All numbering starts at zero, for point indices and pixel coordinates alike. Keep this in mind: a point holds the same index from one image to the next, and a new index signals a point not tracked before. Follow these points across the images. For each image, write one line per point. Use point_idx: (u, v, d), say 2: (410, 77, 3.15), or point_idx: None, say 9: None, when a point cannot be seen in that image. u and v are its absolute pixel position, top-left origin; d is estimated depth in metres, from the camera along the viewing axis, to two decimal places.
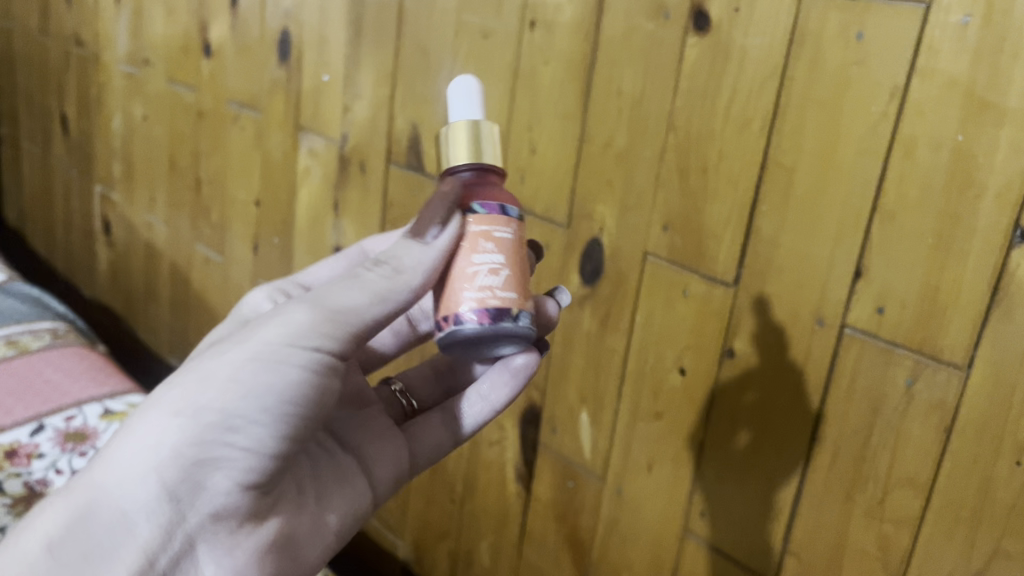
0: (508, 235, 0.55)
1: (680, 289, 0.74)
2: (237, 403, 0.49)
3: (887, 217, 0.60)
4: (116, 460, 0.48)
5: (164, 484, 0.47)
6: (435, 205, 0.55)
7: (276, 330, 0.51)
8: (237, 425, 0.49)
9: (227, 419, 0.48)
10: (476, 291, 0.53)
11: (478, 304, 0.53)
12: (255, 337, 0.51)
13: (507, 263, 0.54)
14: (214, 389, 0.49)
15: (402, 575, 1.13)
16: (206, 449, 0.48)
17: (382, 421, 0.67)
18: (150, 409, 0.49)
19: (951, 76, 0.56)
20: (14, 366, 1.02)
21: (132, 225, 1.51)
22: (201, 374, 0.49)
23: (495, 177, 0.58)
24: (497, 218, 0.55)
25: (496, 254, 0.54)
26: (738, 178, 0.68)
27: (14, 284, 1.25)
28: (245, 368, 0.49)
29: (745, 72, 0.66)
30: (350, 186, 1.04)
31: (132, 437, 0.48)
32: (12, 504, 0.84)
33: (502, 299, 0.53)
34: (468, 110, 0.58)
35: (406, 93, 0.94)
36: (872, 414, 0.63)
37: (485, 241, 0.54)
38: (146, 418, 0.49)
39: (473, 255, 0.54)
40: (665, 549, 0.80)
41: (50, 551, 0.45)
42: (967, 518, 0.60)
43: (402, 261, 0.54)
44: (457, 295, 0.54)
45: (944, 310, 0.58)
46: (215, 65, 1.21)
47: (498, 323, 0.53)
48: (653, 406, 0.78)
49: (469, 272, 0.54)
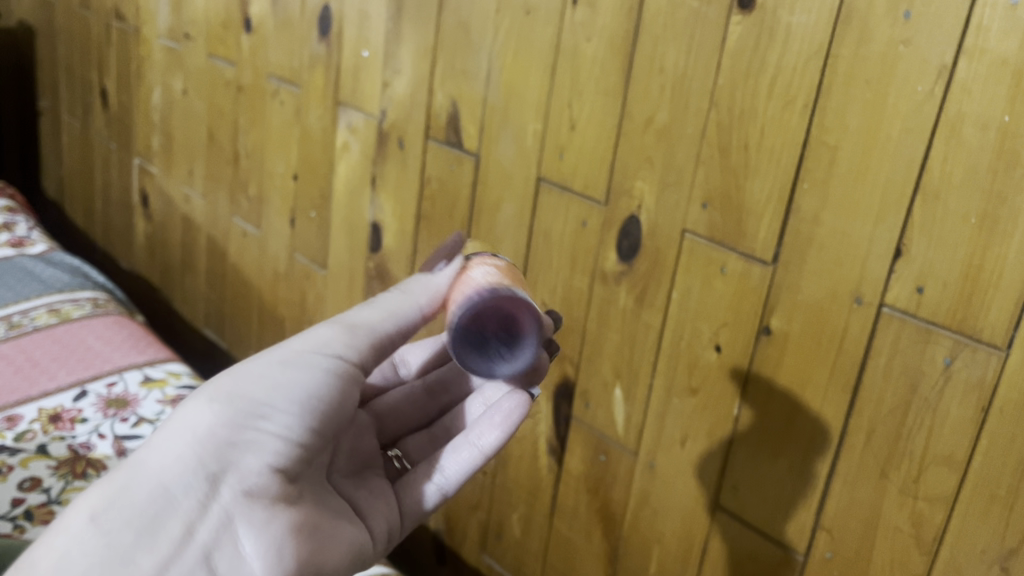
0: (499, 261, 0.63)
1: (718, 266, 0.74)
2: (268, 392, 0.55)
3: (930, 195, 0.60)
4: (155, 445, 0.53)
5: (200, 461, 0.52)
6: (439, 254, 0.65)
7: (298, 341, 0.59)
8: (267, 411, 0.55)
9: (259, 404, 0.55)
10: (471, 282, 0.59)
11: (478, 284, 0.58)
12: (282, 346, 0.59)
13: (498, 269, 0.61)
14: (245, 382, 0.56)
15: (432, 545, 1.15)
16: (238, 429, 0.54)
17: (382, 483, 0.65)
18: (188, 401, 0.56)
19: (1000, 56, 0.56)
20: (57, 333, 1.05)
21: (170, 199, 1.53)
22: (232, 374, 0.57)
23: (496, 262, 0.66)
24: (486, 258, 0.64)
25: (489, 266, 0.62)
26: (781, 155, 0.68)
27: (55, 253, 1.28)
28: (274, 365, 0.57)
29: (790, 50, 0.66)
30: (388, 162, 1.05)
31: (167, 428, 0.54)
32: (58, 466, 0.86)
33: (494, 279, 0.59)
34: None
35: (448, 70, 0.95)
36: (909, 391, 0.63)
37: (480, 265, 0.62)
38: (180, 412, 0.55)
39: (469, 271, 0.62)
40: (697, 524, 0.81)
41: (94, 521, 0.49)
42: (1004, 496, 0.60)
43: (410, 285, 0.63)
44: (460, 292, 0.59)
45: (986, 289, 0.59)
46: (256, 40, 1.22)
47: (495, 287, 0.58)
48: (688, 382, 0.79)
49: (466, 279, 0.60)
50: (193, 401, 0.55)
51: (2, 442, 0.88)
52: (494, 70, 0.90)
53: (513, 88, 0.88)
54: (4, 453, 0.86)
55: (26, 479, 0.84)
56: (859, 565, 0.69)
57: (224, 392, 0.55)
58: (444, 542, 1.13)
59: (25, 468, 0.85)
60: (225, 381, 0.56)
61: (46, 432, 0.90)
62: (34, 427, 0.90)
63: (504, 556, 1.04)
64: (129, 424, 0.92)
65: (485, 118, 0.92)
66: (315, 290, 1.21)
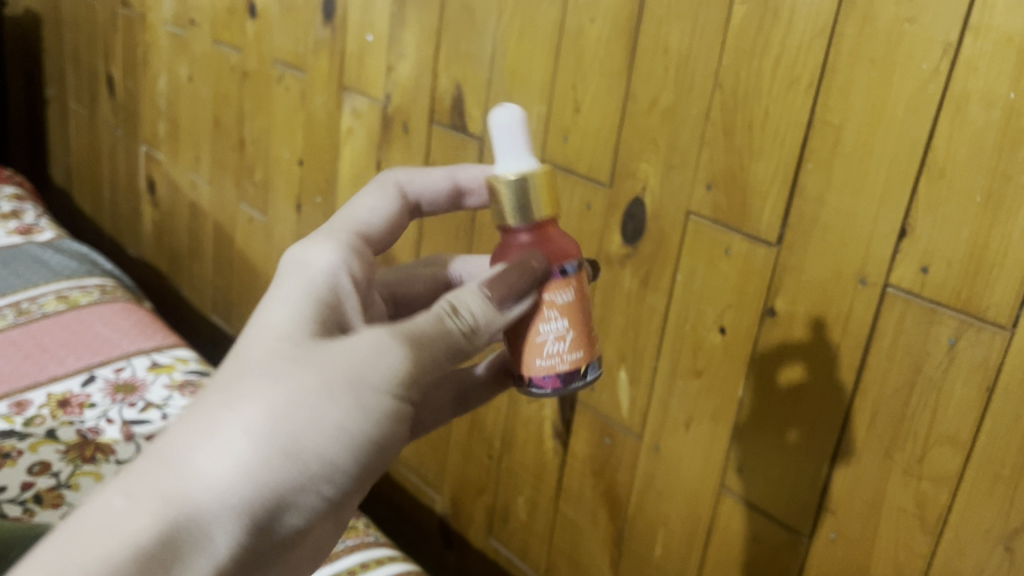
0: (569, 299, 0.54)
1: (722, 248, 0.74)
2: (340, 459, 0.45)
3: (935, 175, 0.60)
4: (193, 490, 0.43)
5: (237, 533, 0.43)
6: (520, 278, 0.51)
7: (384, 377, 0.46)
8: (332, 480, 0.45)
9: (326, 470, 0.44)
10: (546, 358, 0.54)
11: (550, 371, 0.54)
12: (368, 379, 0.46)
13: (571, 325, 0.54)
14: (322, 436, 0.44)
15: (439, 528, 1.16)
16: (296, 497, 0.44)
17: None
18: (242, 433, 0.43)
19: (1007, 34, 0.55)
20: (65, 320, 1.05)
21: (176, 185, 1.53)
22: (309, 411, 0.44)
23: (551, 225, 0.55)
24: (557, 282, 0.53)
25: (560, 320, 0.54)
26: (784, 136, 0.68)
27: (64, 241, 1.29)
28: (354, 415, 0.45)
29: (794, 29, 0.66)
30: (393, 147, 1.05)
31: (221, 461, 0.43)
32: (67, 450, 0.86)
33: (570, 363, 0.54)
34: (522, 158, 0.54)
35: (451, 53, 0.95)
36: (913, 371, 0.63)
37: (548, 309, 0.53)
38: (241, 444, 0.43)
39: (539, 320, 0.53)
40: (702, 505, 0.81)
41: None
42: (1008, 477, 0.60)
43: (482, 321, 0.50)
44: (531, 361, 0.54)
45: (991, 268, 0.58)
46: (261, 25, 1.22)
47: (569, 386, 0.54)
48: (693, 364, 0.79)
49: (538, 340, 0.54)
50: (258, 437, 0.43)
51: (12, 428, 0.88)
52: (499, 53, 0.90)
53: (518, 71, 0.88)
54: (14, 438, 0.87)
55: (36, 464, 0.84)
56: (862, 547, 0.69)
57: (297, 443, 0.44)
58: (451, 525, 1.14)
59: (34, 452, 0.85)
60: (300, 420, 0.44)
61: (55, 417, 0.90)
62: (43, 412, 0.91)
63: (510, 539, 1.05)
64: (137, 410, 0.93)
65: (489, 101, 0.92)
66: None
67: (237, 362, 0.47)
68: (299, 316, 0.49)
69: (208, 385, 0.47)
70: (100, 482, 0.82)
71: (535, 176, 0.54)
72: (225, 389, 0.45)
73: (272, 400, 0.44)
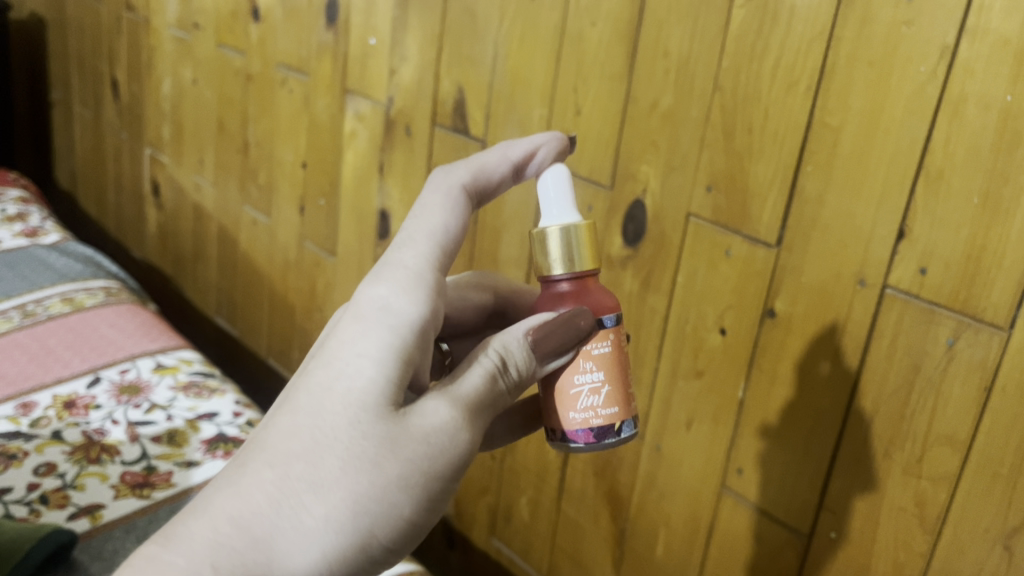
0: (607, 351, 0.53)
1: (722, 250, 0.75)
2: (401, 545, 0.47)
3: (933, 176, 0.60)
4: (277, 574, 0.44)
5: None
6: (566, 333, 0.51)
7: (456, 464, 0.48)
8: (388, 561, 0.48)
9: (387, 556, 0.47)
10: (579, 411, 0.53)
11: (583, 424, 0.53)
12: (444, 468, 0.47)
13: (607, 379, 0.53)
14: (393, 531, 0.46)
15: (442, 529, 1.16)
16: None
17: None
18: (329, 519, 0.44)
19: (1003, 36, 0.56)
20: (71, 322, 1.06)
21: (181, 187, 1.54)
22: (390, 505, 0.46)
23: (592, 279, 0.54)
24: (595, 336, 0.53)
25: (595, 372, 0.52)
26: (784, 138, 0.68)
27: (69, 243, 1.29)
28: (424, 504, 0.47)
29: (793, 32, 0.66)
30: (395, 149, 1.05)
31: (306, 550, 0.44)
32: (72, 451, 0.86)
33: (605, 418, 0.52)
34: (567, 213, 0.54)
35: (453, 56, 0.95)
36: (911, 372, 0.64)
37: (585, 360, 0.52)
38: (326, 536, 0.44)
39: (574, 370, 0.53)
40: (703, 505, 0.82)
41: None
42: (1006, 476, 0.60)
43: (526, 377, 0.52)
44: (564, 413, 0.53)
45: (988, 269, 0.59)
46: (265, 28, 1.23)
47: (602, 441, 0.53)
48: (694, 364, 0.79)
49: (572, 392, 0.53)
50: (344, 530, 0.45)
51: (18, 429, 0.89)
52: (501, 57, 0.90)
53: (520, 74, 0.89)
54: (20, 439, 0.87)
55: (42, 464, 0.85)
56: (861, 547, 0.70)
57: (375, 536, 0.46)
58: (454, 525, 1.14)
59: (41, 453, 0.86)
60: (380, 515, 0.45)
61: (61, 419, 0.91)
62: (49, 413, 0.91)
63: (512, 540, 1.05)
64: (142, 411, 0.93)
65: (491, 104, 0.92)
66: (323, 277, 1.22)
67: (321, 426, 0.46)
68: (388, 377, 0.47)
69: (286, 440, 0.46)
70: (105, 483, 0.83)
71: (580, 231, 0.53)
72: (312, 464, 0.45)
73: (361, 490, 0.45)
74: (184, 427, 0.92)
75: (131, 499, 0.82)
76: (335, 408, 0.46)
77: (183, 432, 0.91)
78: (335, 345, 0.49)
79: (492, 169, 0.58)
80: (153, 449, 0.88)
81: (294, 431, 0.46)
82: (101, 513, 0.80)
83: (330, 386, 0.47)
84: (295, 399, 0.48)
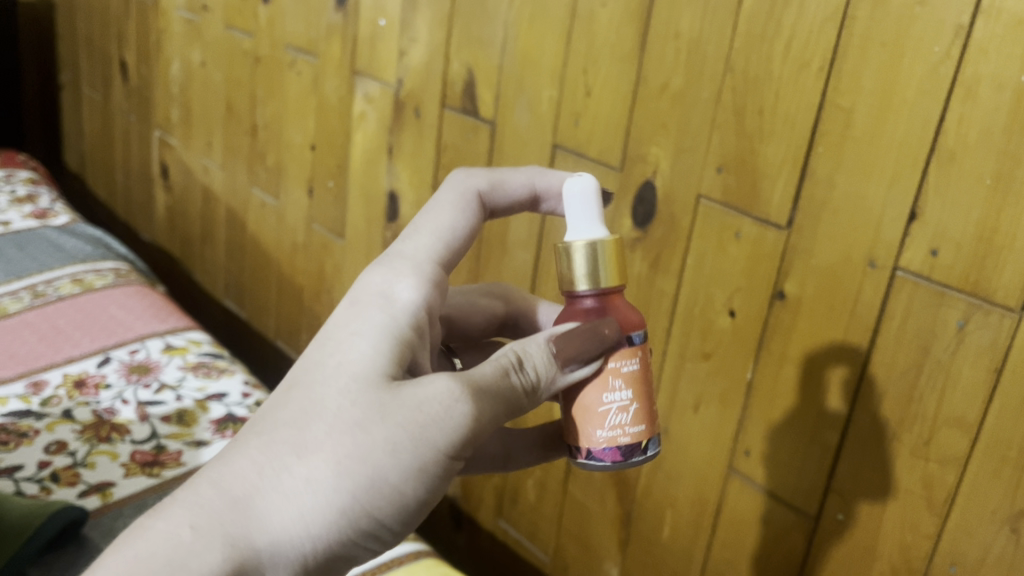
0: (636, 369, 0.52)
1: (733, 231, 0.75)
2: (392, 519, 0.46)
3: (945, 158, 0.60)
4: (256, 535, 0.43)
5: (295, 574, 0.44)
6: (589, 343, 0.51)
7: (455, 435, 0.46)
8: (381, 536, 0.46)
9: (380, 528, 0.46)
10: (608, 429, 0.52)
11: (610, 443, 0.52)
12: (436, 436, 0.46)
13: (635, 397, 0.52)
14: (381, 499, 0.45)
15: (450, 511, 1.17)
16: (345, 553, 0.46)
17: None
18: (312, 481, 0.44)
19: (1017, 15, 0.55)
20: (80, 302, 1.06)
21: (190, 170, 1.54)
22: (377, 470, 0.45)
23: (616, 295, 0.54)
24: (624, 352, 0.52)
25: (624, 390, 0.52)
26: (796, 119, 0.68)
27: (78, 225, 1.30)
28: (416, 474, 0.46)
29: (806, 12, 0.66)
30: (404, 131, 1.05)
31: (287, 513, 0.44)
32: (82, 430, 0.87)
33: (633, 437, 0.52)
34: (593, 227, 0.54)
35: (462, 37, 0.95)
36: (921, 354, 0.64)
37: (614, 378, 0.52)
38: (308, 497, 0.44)
39: (602, 387, 0.52)
40: (710, 486, 0.82)
41: None
42: (1015, 458, 0.60)
43: (544, 381, 0.51)
44: (589, 431, 0.52)
45: (999, 250, 0.59)
46: (274, 10, 1.23)
47: (629, 459, 0.52)
48: (702, 346, 0.79)
49: (600, 410, 0.52)
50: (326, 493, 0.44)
51: (29, 407, 0.89)
52: (510, 38, 0.90)
53: (530, 55, 0.88)
54: (31, 418, 0.88)
55: (52, 443, 0.85)
56: (869, 527, 0.70)
57: (359, 503, 0.45)
58: (460, 506, 1.15)
59: (51, 431, 0.87)
60: (366, 481, 0.45)
61: (71, 397, 0.91)
62: (59, 393, 0.92)
63: (520, 521, 1.06)
64: (152, 391, 0.94)
65: (501, 85, 0.92)
66: (332, 259, 1.22)
67: (311, 396, 0.47)
68: (379, 353, 0.48)
69: (280, 409, 0.47)
70: (115, 461, 0.84)
71: (606, 246, 0.53)
72: (300, 429, 0.46)
73: (346, 452, 0.45)
74: (194, 407, 0.92)
75: (141, 477, 0.82)
76: (328, 382, 0.47)
77: (192, 412, 0.91)
78: (335, 326, 0.51)
79: (513, 189, 0.60)
80: (163, 428, 0.89)
81: (289, 402, 0.47)
82: (111, 490, 0.80)
83: (326, 361, 0.48)
84: (293, 376, 0.49)
